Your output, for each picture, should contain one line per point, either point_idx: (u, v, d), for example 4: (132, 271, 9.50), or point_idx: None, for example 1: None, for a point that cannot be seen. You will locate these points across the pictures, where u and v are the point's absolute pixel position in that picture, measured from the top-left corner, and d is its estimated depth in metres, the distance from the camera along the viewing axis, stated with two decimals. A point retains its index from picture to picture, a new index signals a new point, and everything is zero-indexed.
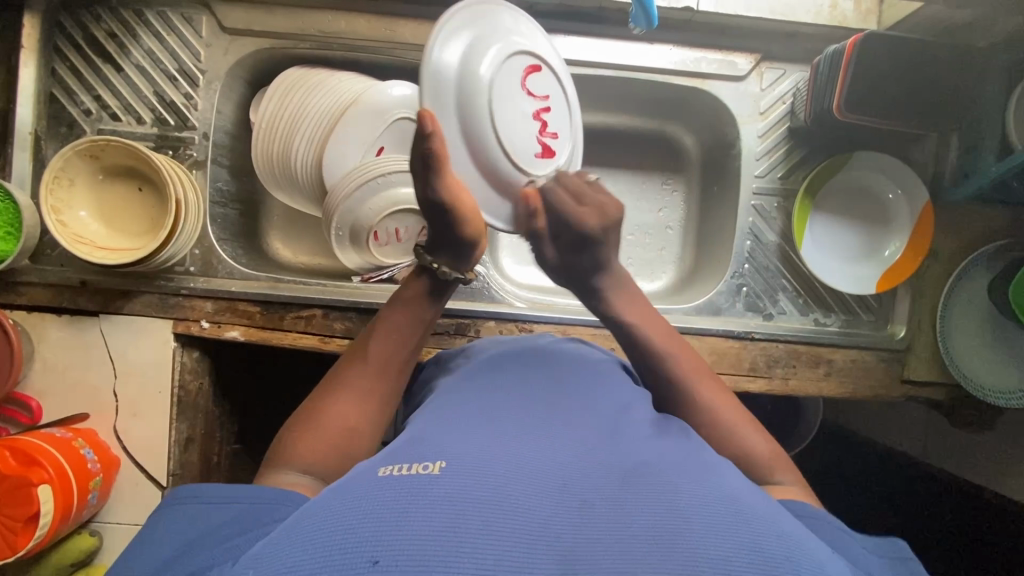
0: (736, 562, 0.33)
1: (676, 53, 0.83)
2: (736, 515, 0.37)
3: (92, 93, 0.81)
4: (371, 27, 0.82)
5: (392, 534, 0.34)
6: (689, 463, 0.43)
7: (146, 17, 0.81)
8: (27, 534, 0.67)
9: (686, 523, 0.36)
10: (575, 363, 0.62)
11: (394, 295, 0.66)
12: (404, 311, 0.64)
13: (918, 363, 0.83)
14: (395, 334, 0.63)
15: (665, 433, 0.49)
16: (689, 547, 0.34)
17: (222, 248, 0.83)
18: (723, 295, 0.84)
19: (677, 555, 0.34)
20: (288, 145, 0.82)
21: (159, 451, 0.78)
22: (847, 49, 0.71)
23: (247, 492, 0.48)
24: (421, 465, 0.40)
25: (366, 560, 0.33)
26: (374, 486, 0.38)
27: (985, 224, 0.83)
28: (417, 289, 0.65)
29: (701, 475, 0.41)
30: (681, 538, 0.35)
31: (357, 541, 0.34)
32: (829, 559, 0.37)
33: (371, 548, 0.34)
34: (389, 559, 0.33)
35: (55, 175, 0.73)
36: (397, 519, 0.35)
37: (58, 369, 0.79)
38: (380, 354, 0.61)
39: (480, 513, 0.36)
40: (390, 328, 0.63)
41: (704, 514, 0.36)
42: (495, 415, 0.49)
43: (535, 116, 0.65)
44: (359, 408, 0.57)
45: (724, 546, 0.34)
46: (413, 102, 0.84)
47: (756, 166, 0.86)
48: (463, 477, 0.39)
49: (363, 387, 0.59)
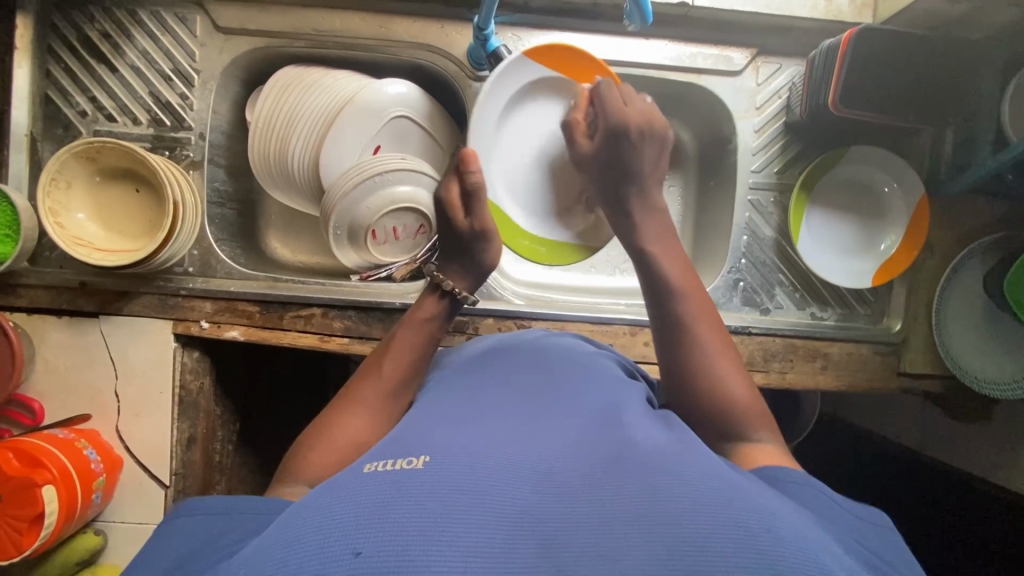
0: (716, 539, 0.34)
1: (672, 48, 0.83)
2: (716, 492, 0.38)
3: (88, 94, 0.81)
4: (366, 25, 0.82)
5: (373, 526, 0.35)
6: (675, 451, 0.44)
7: (139, 17, 0.81)
8: (32, 535, 0.68)
9: (667, 501, 0.37)
10: (567, 358, 0.62)
11: (408, 312, 0.69)
12: (421, 330, 0.67)
13: (914, 356, 0.84)
14: (412, 344, 0.66)
15: (647, 421, 0.50)
16: (668, 522, 0.35)
17: (220, 247, 0.83)
18: (720, 290, 0.85)
19: (661, 537, 0.34)
20: (284, 144, 0.82)
21: (161, 450, 0.79)
22: (842, 43, 0.71)
23: (248, 501, 0.49)
24: (406, 460, 0.41)
25: (349, 553, 0.34)
26: (358, 484, 0.39)
27: (981, 216, 0.84)
28: (431, 309, 0.68)
29: (682, 461, 0.42)
30: (661, 514, 0.36)
31: (340, 534, 0.35)
32: (805, 528, 0.38)
33: (353, 540, 0.34)
34: (371, 551, 0.34)
35: (52, 177, 0.73)
36: (379, 513, 0.36)
37: (59, 371, 0.79)
38: (396, 372, 0.63)
39: (462, 501, 0.37)
40: (411, 341, 0.66)
41: (681, 490, 0.38)
42: (481, 411, 0.50)
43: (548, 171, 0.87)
44: (367, 420, 0.59)
45: (707, 524, 0.35)
46: (409, 100, 0.84)
47: (752, 161, 0.86)
48: (446, 469, 0.39)
49: (378, 403, 0.61)
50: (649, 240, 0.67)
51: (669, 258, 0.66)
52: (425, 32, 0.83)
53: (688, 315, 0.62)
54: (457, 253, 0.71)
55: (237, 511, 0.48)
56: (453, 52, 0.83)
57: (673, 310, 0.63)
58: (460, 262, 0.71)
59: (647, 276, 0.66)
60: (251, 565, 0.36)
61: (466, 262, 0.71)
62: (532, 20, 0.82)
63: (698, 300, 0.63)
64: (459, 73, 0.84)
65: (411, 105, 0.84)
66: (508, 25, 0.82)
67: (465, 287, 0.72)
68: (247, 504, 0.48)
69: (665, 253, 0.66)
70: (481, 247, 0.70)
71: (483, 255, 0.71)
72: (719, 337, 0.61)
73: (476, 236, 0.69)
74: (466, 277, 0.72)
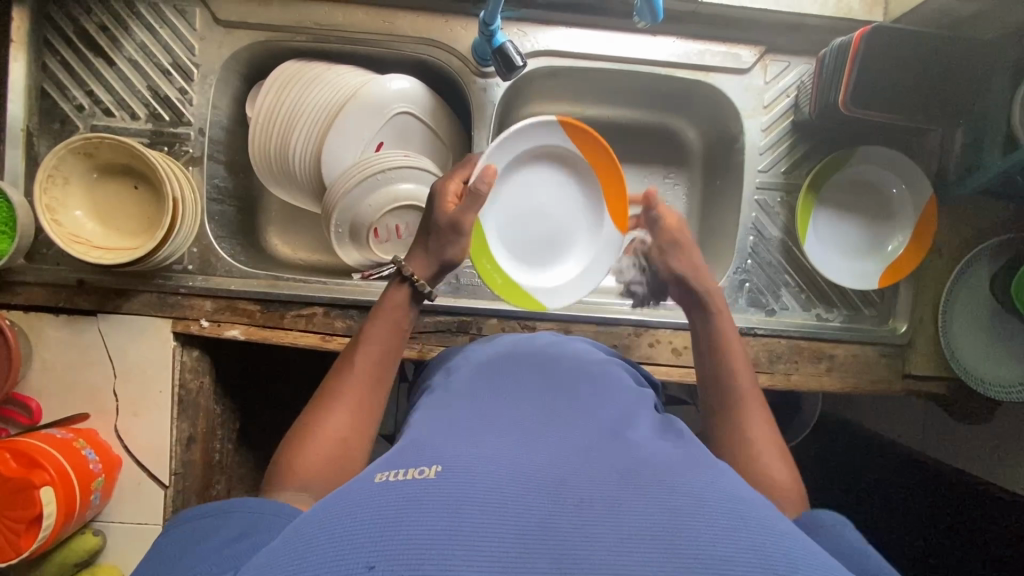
0: (740, 564, 0.33)
1: (679, 45, 0.82)
2: (735, 514, 0.37)
3: (85, 88, 0.79)
4: (369, 19, 0.81)
5: (386, 540, 0.34)
6: (689, 465, 0.43)
7: (137, 10, 0.79)
8: (30, 536, 0.67)
9: (686, 522, 0.36)
10: (573, 365, 0.62)
11: (377, 302, 0.67)
12: (391, 318, 0.66)
13: (921, 358, 0.83)
14: (385, 333, 0.64)
15: (656, 433, 0.49)
16: (688, 546, 0.34)
17: (220, 245, 0.82)
18: (725, 291, 0.84)
19: (681, 561, 0.34)
20: (285, 141, 0.81)
21: (161, 450, 0.78)
22: (854, 41, 0.70)
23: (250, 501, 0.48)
24: (418, 470, 0.40)
25: (362, 565, 0.33)
26: (370, 494, 0.38)
27: (989, 218, 0.83)
28: (398, 297, 0.67)
29: (699, 476, 0.41)
30: (682, 536, 0.35)
31: (352, 547, 0.34)
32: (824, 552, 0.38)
33: (367, 554, 0.34)
34: (385, 563, 0.33)
35: (48, 173, 0.72)
36: (393, 525, 0.35)
37: (56, 369, 0.78)
38: (369, 366, 0.62)
39: (478, 514, 0.36)
40: (384, 333, 0.65)
41: (700, 511, 0.37)
42: (490, 420, 0.50)
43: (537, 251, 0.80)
44: (346, 415, 0.58)
45: (730, 550, 0.34)
46: (412, 96, 0.83)
47: (759, 161, 0.85)
48: (459, 479, 0.39)
49: (356, 397, 0.60)
50: (715, 304, 0.69)
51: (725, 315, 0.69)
52: (429, 27, 0.81)
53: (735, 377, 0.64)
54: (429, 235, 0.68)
55: (236, 512, 0.47)
56: (458, 47, 0.82)
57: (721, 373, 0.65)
58: (427, 250, 0.68)
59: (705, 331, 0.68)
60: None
61: (431, 250, 0.68)
62: (538, 16, 0.81)
63: (740, 363, 0.65)
64: (463, 69, 0.82)
65: (414, 101, 0.83)
66: (514, 21, 0.81)
67: (426, 276, 0.68)
68: (247, 504, 0.48)
69: (715, 308, 0.69)
70: (450, 242, 0.67)
71: (452, 249, 0.68)
72: (757, 400, 0.63)
73: (450, 227, 0.67)
74: (428, 264, 0.68)
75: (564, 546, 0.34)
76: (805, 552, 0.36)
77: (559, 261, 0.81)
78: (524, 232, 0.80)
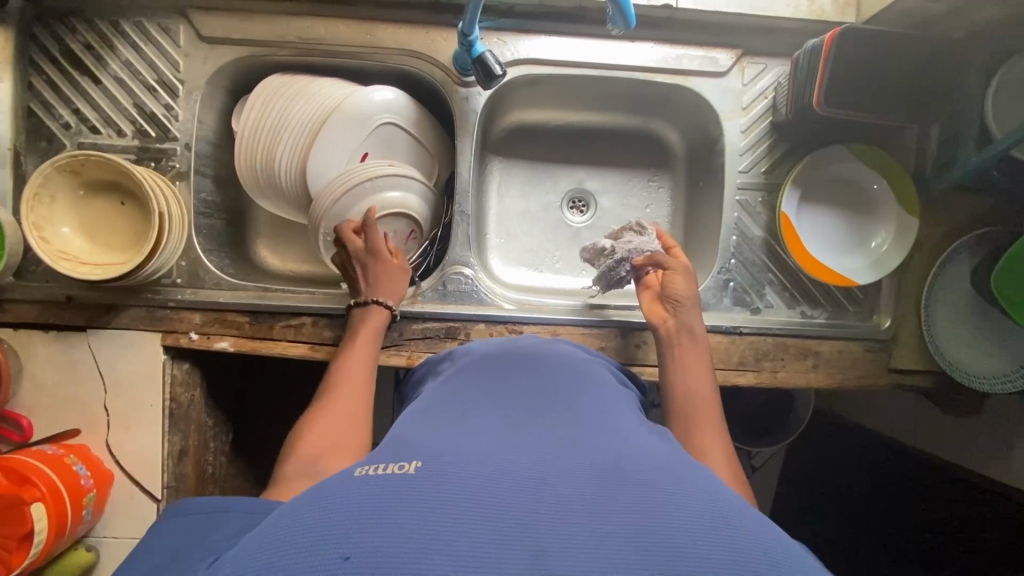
0: (714, 561, 0.34)
1: (657, 51, 0.84)
2: (713, 515, 0.38)
3: (71, 106, 0.80)
4: (351, 32, 0.82)
5: (362, 533, 0.35)
6: (668, 462, 0.44)
7: (122, 28, 0.80)
8: (22, 554, 0.66)
9: (663, 520, 0.37)
10: (558, 364, 0.63)
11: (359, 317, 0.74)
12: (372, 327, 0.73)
13: (905, 353, 0.84)
14: (367, 339, 0.72)
15: (636, 431, 0.50)
16: (665, 543, 0.35)
17: (209, 258, 0.83)
18: (710, 290, 0.85)
19: (656, 557, 0.34)
20: (271, 153, 0.82)
21: (153, 464, 0.78)
22: (825, 44, 0.72)
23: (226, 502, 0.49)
24: (398, 465, 0.41)
25: (338, 557, 0.34)
26: (349, 487, 0.39)
27: (968, 212, 0.84)
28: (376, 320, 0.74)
29: (679, 473, 0.42)
30: (657, 533, 0.36)
31: (330, 540, 0.35)
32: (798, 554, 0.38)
33: (342, 546, 0.34)
34: (360, 555, 0.33)
35: (35, 192, 0.72)
36: (370, 518, 0.36)
37: (46, 386, 0.78)
38: (360, 368, 0.69)
39: (457, 505, 0.37)
40: (366, 335, 0.73)
41: (679, 510, 0.38)
42: (474, 417, 0.50)
43: (835, 238, 0.86)
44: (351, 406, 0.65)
45: (704, 546, 0.35)
46: (396, 106, 0.84)
47: (739, 162, 0.86)
48: (438, 475, 0.39)
49: (355, 393, 0.67)
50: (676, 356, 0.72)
51: (689, 363, 0.71)
52: (411, 38, 0.83)
53: (697, 405, 0.67)
54: (386, 276, 0.76)
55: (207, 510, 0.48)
56: (439, 58, 0.83)
57: (687, 405, 0.67)
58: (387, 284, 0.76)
59: (674, 383, 0.70)
60: (240, 570, 0.36)
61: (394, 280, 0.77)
62: (517, 25, 0.82)
63: (703, 404, 0.66)
64: (446, 80, 0.83)
65: (399, 111, 0.84)
66: (494, 30, 0.82)
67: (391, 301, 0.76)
68: (212, 505, 0.49)
69: (684, 362, 0.71)
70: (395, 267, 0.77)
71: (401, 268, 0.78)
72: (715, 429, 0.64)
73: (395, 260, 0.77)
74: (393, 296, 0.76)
75: (541, 540, 0.35)
76: (780, 550, 0.36)
77: (849, 247, 0.86)
78: (824, 237, 0.86)
